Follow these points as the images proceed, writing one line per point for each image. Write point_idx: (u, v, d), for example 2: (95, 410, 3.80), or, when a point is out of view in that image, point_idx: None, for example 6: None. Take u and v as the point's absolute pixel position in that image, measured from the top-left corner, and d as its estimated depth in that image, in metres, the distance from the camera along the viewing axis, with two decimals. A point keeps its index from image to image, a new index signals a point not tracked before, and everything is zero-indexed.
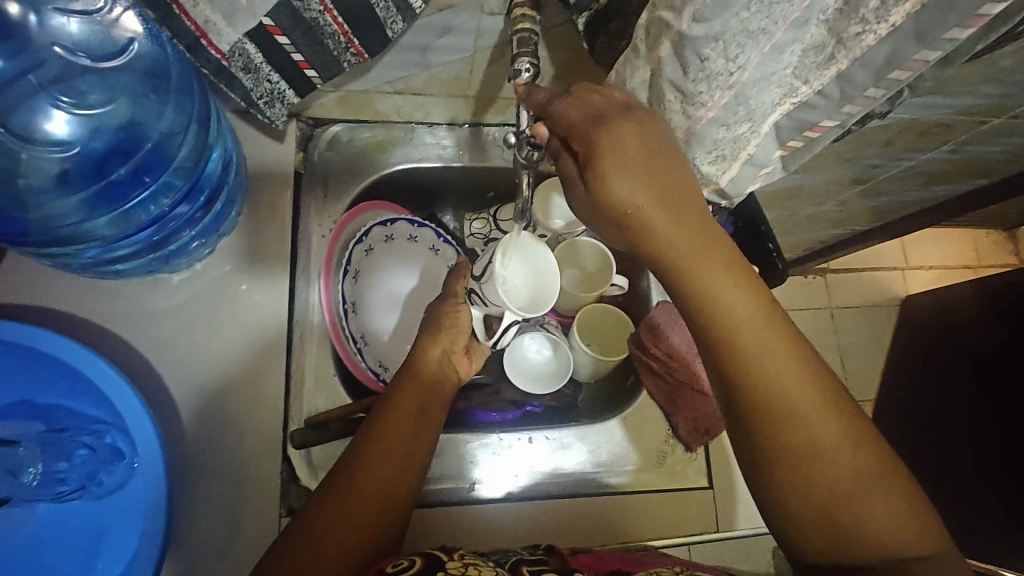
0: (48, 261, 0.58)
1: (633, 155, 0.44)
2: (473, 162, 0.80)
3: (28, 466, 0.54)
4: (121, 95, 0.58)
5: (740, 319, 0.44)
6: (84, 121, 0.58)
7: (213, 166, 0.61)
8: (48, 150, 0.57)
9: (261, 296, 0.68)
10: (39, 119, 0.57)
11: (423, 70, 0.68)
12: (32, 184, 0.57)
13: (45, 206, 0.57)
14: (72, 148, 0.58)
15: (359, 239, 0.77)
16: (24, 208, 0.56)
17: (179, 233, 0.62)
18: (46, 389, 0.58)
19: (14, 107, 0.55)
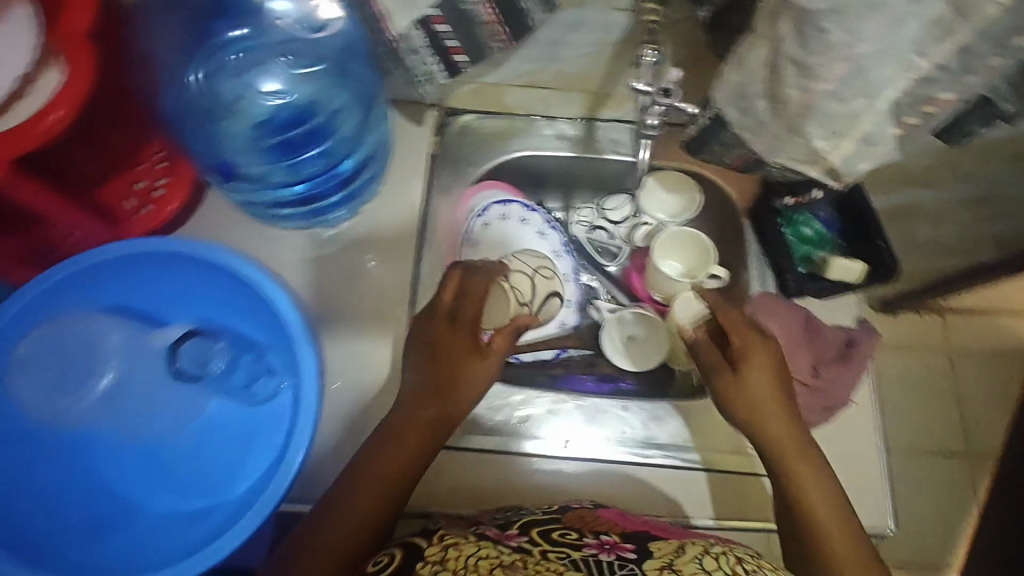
0: (235, 193, 0.74)
1: (766, 365, 0.65)
2: (585, 153, 0.87)
3: (215, 359, 0.65)
4: (317, 68, 0.70)
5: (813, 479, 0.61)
6: (286, 84, 0.70)
7: (368, 141, 0.76)
8: (255, 102, 0.70)
9: (393, 254, 0.79)
10: (255, 79, 0.70)
11: (552, 65, 0.76)
12: (234, 129, 0.70)
13: (238, 149, 0.70)
14: (279, 98, 0.71)
15: (480, 215, 0.86)
16: (225, 147, 0.69)
17: (329, 192, 0.76)
18: (225, 311, 0.66)
19: (242, 66, 0.69)
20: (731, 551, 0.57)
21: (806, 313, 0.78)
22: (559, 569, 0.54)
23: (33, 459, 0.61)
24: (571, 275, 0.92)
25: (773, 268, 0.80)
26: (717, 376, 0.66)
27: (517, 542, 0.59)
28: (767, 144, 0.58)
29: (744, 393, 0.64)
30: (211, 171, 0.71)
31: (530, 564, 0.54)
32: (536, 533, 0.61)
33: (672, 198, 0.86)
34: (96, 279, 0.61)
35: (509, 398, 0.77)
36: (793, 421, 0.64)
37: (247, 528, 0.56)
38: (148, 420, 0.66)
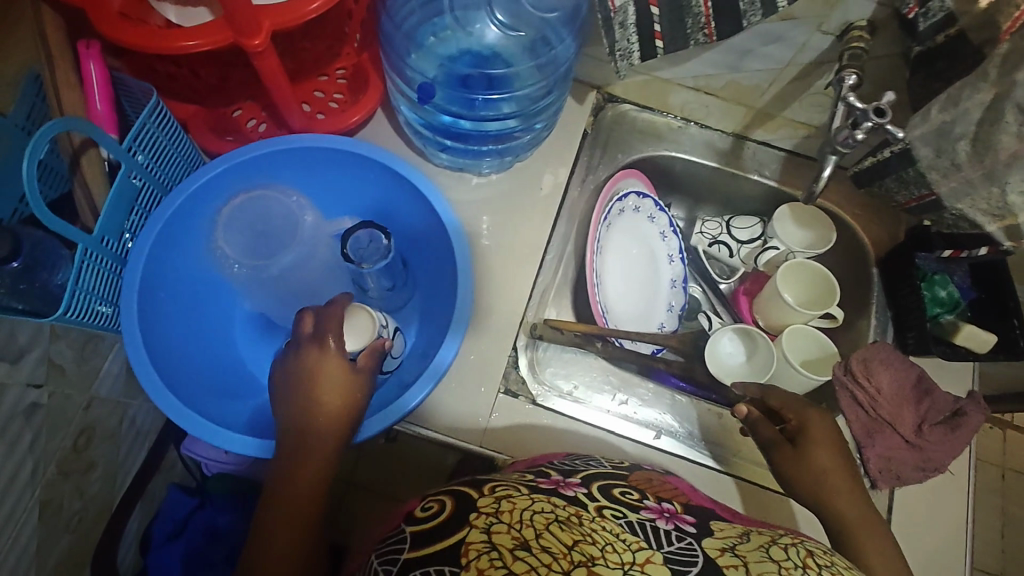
0: (406, 112, 0.78)
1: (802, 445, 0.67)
2: (729, 166, 0.89)
3: (369, 260, 0.66)
4: (530, 28, 0.74)
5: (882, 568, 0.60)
6: (496, 34, 0.75)
7: (545, 108, 0.78)
8: (460, 40, 0.75)
9: (533, 216, 0.81)
10: (470, 21, 0.75)
11: (731, 73, 0.78)
12: (430, 56, 0.74)
13: (425, 73, 0.73)
14: (492, 36, 0.75)
15: (619, 199, 0.86)
16: (416, 68, 0.73)
17: (487, 139, 0.78)
18: (394, 217, 0.75)
19: (465, 7, 0.74)
20: (800, 543, 0.57)
21: (921, 371, 0.77)
22: (615, 530, 0.56)
23: (199, 306, 0.71)
24: (679, 282, 0.93)
25: (895, 320, 0.81)
26: (778, 452, 0.68)
27: (575, 493, 0.61)
28: (953, 187, 0.60)
29: (801, 466, 0.66)
30: (410, 85, 0.74)
31: (585, 521, 0.56)
32: (597, 488, 0.63)
33: (802, 231, 0.87)
34: (298, 161, 0.69)
35: (608, 378, 0.80)
36: (861, 504, 0.64)
37: (378, 427, 0.62)
38: (306, 296, 0.72)
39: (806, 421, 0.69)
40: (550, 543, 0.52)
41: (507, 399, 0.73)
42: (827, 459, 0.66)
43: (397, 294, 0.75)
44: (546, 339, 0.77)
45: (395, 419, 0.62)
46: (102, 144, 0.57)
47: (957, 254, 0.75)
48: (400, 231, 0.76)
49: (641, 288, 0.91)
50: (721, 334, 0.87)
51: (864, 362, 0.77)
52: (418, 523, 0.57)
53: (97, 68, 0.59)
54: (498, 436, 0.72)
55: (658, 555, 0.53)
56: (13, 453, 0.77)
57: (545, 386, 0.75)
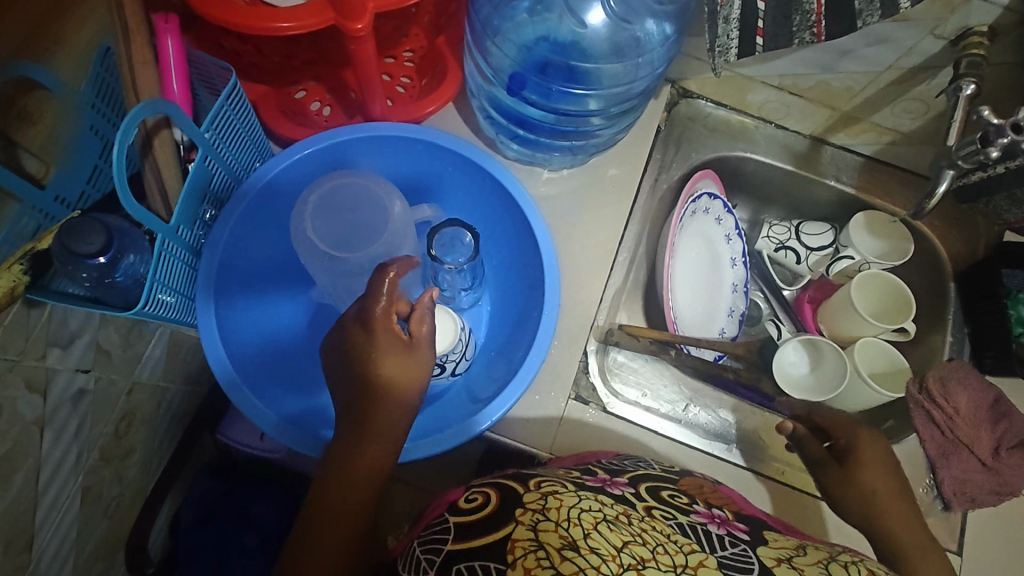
0: (482, 97, 0.74)
1: (887, 461, 0.65)
2: (805, 170, 0.86)
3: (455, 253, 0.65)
4: (636, 15, 0.66)
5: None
6: (592, 17, 0.67)
7: (633, 101, 0.73)
8: (550, 21, 0.69)
9: (605, 216, 0.77)
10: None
11: (822, 74, 0.74)
12: (516, 39, 0.69)
13: (511, 57, 0.69)
14: (581, 21, 0.68)
15: (693, 201, 0.83)
16: (502, 52, 0.69)
17: (566, 133, 0.75)
18: (472, 217, 0.73)
19: None
20: (860, 560, 0.53)
21: (999, 393, 0.75)
22: (665, 530, 0.53)
23: (268, 297, 0.70)
24: (741, 286, 0.89)
25: (973, 339, 0.78)
26: (824, 471, 0.66)
27: (622, 490, 0.57)
28: None
29: (852, 487, 0.63)
30: (494, 72, 0.71)
31: (634, 520, 0.53)
32: (644, 488, 0.59)
33: (878, 240, 0.84)
34: (378, 149, 0.66)
35: (678, 388, 0.78)
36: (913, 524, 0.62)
37: (454, 441, 0.59)
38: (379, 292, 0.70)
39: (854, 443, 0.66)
40: (599, 544, 0.48)
41: (578, 407, 0.70)
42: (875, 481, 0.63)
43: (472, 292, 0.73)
44: (623, 347, 0.75)
45: (482, 427, 0.59)
46: (179, 125, 0.53)
47: None
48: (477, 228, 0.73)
49: (704, 291, 0.89)
50: (789, 342, 0.84)
51: (941, 381, 0.74)
52: (462, 515, 0.53)
53: (174, 42, 0.55)
54: (568, 444, 0.69)
55: (711, 560, 0.50)
56: (59, 441, 0.75)
57: (616, 393, 0.73)
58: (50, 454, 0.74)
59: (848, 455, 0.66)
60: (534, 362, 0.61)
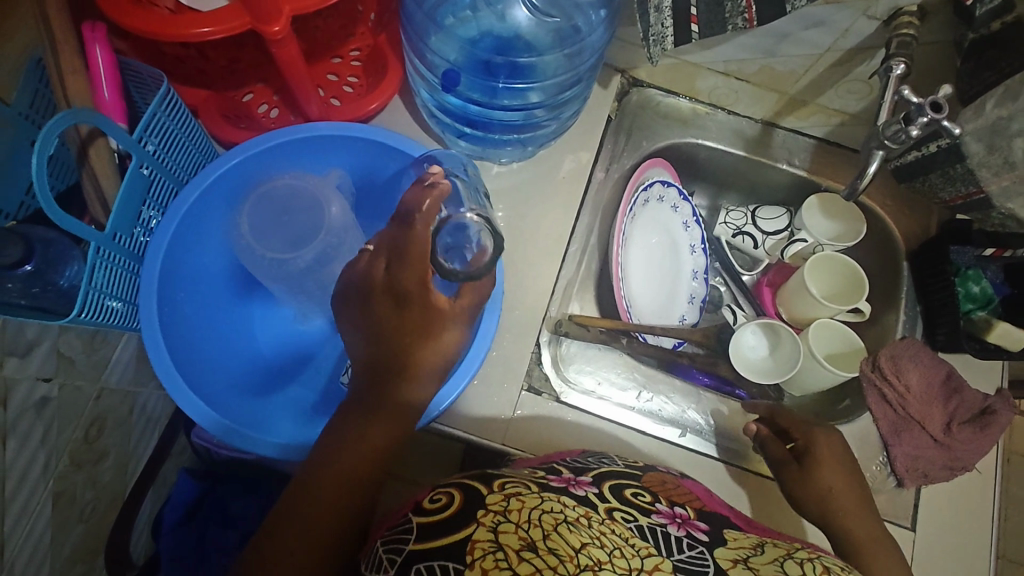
0: (425, 97, 0.75)
1: (841, 456, 0.67)
2: (756, 154, 0.86)
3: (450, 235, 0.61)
4: (561, 8, 0.70)
5: None
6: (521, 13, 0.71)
7: (573, 92, 0.74)
8: (487, 18, 0.71)
9: (555, 210, 0.78)
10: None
11: (765, 59, 0.75)
12: (453, 37, 0.71)
13: (449, 54, 0.70)
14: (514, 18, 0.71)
15: (645, 189, 0.83)
16: (438, 47, 0.70)
17: (511, 128, 0.75)
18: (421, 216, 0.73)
19: None
20: (817, 559, 0.52)
21: (950, 368, 0.76)
22: (624, 533, 0.50)
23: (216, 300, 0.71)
24: (701, 273, 0.90)
25: (924, 317, 0.79)
26: (786, 471, 0.67)
27: (586, 491, 0.54)
28: (1005, 187, 0.57)
29: (810, 488, 0.65)
30: (431, 70, 0.71)
31: (595, 523, 0.50)
32: (609, 487, 0.56)
33: (831, 222, 0.85)
34: (319, 149, 0.68)
35: (633, 375, 0.78)
36: (866, 516, 0.64)
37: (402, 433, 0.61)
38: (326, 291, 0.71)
39: (812, 442, 0.67)
40: (559, 544, 0.46)
41: (530, 397, 0.71)
42: (833, 480, 0.65)
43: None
44: (571, 337, 0.76)
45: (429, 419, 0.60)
46: (111, 134, 0.54)
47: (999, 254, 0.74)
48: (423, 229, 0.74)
49: (663, 279, 0.89)
50: (749, 325, 0.84)
51: (892, 359, 0.76)
52: (426, 514, 0.49)
53: (103, 51, 0.56)
54: (521, 436, 0.70)
55: (668, 563, 0.48)
56: (24, 448, 0.75)
57: (569, 383, 0.73)
58: (14, 463, 0.73)
59: (807, 457, 0.67)
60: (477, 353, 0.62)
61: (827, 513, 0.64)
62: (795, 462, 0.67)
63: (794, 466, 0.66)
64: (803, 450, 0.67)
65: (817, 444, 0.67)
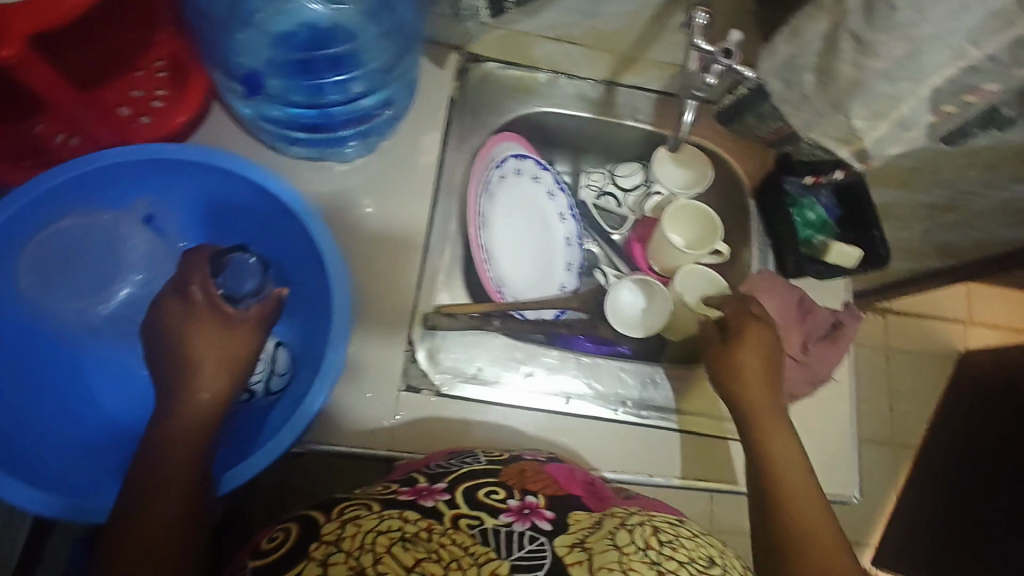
0: (240, 102, 0.69)
1: (768, 335, 0.73)
2: (603, 115, 0.87)
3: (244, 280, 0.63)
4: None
5: (787, 470, 0.63)
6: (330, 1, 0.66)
7: (397, 78, 0.72)
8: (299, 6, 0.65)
9: (407, 202, 0.75)
10: None
11: (588, 20, 0.75)
12: (258, 35, 0.65)
13: (258, 57, 0.65)
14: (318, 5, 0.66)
15: (497, 165, 0.84)
16: (242, 50, 0.64)
17: (343, 125, 0.72)
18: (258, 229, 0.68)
19: None
20: (649, 521, 0.55)
21: (802, 293, 0.82)
22: (466, 541, 0.50)
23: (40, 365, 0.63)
24: (575, 239, 0.92)
25: (774, 248, 0.84)
26: (712, 349, 0.74)
27: (434, 500, 0.54)
28: (806, 119, 0.60)
29: (725, 361, 0.71)
30: (235, 74, 0.66)
31: (434, 535, 0.50)
32: (462, 491, 0.56)
33: (682, 171, 0.87)
34: (120, 176, 0.62)
35: (513, 353, 0.77)
36: (770, 398, 0.69)
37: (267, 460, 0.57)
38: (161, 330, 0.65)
39: (739, 316, 0.74)
40: (389, 568, 0.46)
41: (410, 396, 0.70)
42: (751, 356, 0.71)
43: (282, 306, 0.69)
44: (442, 329, 0.73)
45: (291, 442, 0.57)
46: None
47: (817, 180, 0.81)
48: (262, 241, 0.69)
49: (536, 251, 0.89)
50: (624, 283, 0.86)
51: (752, 293, 0.81)
52: (261, 557, 0.50)
53: None
54: (405, 439, 0.69)
55: (504, 566, 0.49)
56: None
57: (448, 375, 0.73)
58: None
59: (735, 331, 0.73)
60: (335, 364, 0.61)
61: (733, 385, 0.70)
62: (721, 335, 0.74)
63: (718, 340, 0.74)
64: (731, 324, 0.74)
65: (744, 318, 0.74)
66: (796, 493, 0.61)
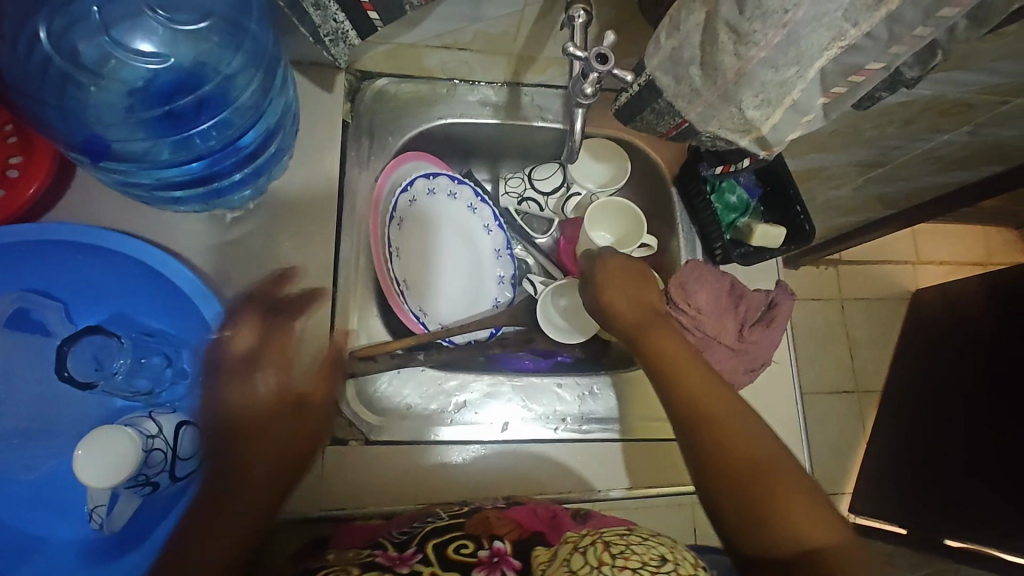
0: (106, 177, 0.63)
1: (631, 266, 0.74)
2: (510, 119, 0.83)
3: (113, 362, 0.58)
4: (205, 34, 0.61)
5: (679, 358, 0.64)
6: (165, 41, 0.60)
7: (271, 110, 0.66)
8: (139, 58, 0.60)
9: (311, 244, 0.70)
10: (134, 35, 0.59)
11: (472, 25, 0.71)
12: (102, 101, 0.60)
13: (108, 122, 0.59)
14: (162, 58, 0.60)
15: (404, 189, 0.79)
16: (89, 121, 0.59)
17: (229, 172, 0.65)
18: (131, 298, 0.62)
19: (116, 19, 0.59)
20: (600, 535, 0.53)
21: (732, 278, 0.80)
22: None
23: None
24: (503, 248, 0.89)
25: (700, 234, 0.82)
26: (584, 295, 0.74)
27: (410, 565, 0.53)
28: (700, 113, 0.56)
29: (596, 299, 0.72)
30: (81, 145, 0.59)
31: None
32: (432, 547, 0.55)
33: (599, 165, 0.85)
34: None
35: (444, 384, 0.74)
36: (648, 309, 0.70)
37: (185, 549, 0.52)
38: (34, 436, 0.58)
39: (598, 257, 0.75)
40: None
41: (337, 448, 0.67)
42: (615, 296, 0.70)
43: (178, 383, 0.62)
44: (362, 374, 0.70)
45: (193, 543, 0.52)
46: None
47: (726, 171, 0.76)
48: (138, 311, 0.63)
49: (461, 270, 0.86)
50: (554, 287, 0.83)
51: (681, 286, 0.78)
52: None
53: None
54: (337, 494, 0.66)
55: None
56: None
57: (376, 422, 0.70)
58: None
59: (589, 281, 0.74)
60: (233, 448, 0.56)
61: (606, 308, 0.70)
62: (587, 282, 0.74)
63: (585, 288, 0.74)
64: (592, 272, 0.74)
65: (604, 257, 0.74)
66: (692, 385, 0.62)
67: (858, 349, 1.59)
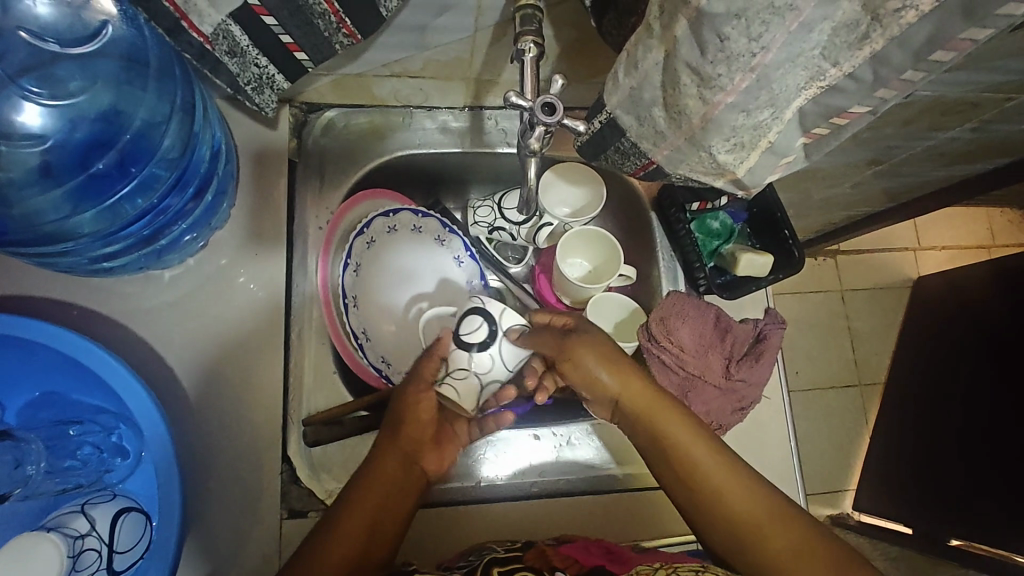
0: (36, 263, 0.56)
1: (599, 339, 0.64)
2: (475, 148, 0.76)
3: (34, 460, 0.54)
4: (103, 82, 0.55)
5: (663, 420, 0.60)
6: (58, 111, 0.55)
7: (202, 154, 0.59)
8: (25, 142, 0.55)
9: (258, 298, 0.65)
10: (10, 112, 0.54)
11: (421, 53, 0.66)
12: (12, 178, 0.55)
13: (27, 201, 0.55)
14: (48, 141, 0.56)
15: (361, 231, 0.74)
16: (6, 206, 0.54)
17: (171, 227, 0.60)
18: (62, 375, 0.58)
19: None
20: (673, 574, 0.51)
21: (718, 310, 0.74)
22: None
23: None
24: (477, 282, 0.81)
25: (682, 264, 0.77)
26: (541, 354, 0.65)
27: None
28: (667, 156, 0.51)
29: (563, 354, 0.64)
30: None
31: None
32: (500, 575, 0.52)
33: (576, 189, 0.78)
34: None
35: None
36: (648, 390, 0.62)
37: None
38: None
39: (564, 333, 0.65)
40: None
41: (297, 521, 0.63)
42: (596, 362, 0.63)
43: (116, 465, 0.57)
44: (327, 442, 0.67)
45: None
46: None
47: (703, 207, 0.74)
48: (70, 389, 0.58)
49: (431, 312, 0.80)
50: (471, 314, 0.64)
51: (662, 322, 0.72)
52: None
53: None
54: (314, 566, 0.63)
55: None
56: None
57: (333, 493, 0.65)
58: None
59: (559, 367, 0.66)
60: (169, 528, 0.53)
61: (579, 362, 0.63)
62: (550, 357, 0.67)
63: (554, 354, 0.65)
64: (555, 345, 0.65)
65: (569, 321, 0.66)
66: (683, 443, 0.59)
67: (859, 341, 1.40)
